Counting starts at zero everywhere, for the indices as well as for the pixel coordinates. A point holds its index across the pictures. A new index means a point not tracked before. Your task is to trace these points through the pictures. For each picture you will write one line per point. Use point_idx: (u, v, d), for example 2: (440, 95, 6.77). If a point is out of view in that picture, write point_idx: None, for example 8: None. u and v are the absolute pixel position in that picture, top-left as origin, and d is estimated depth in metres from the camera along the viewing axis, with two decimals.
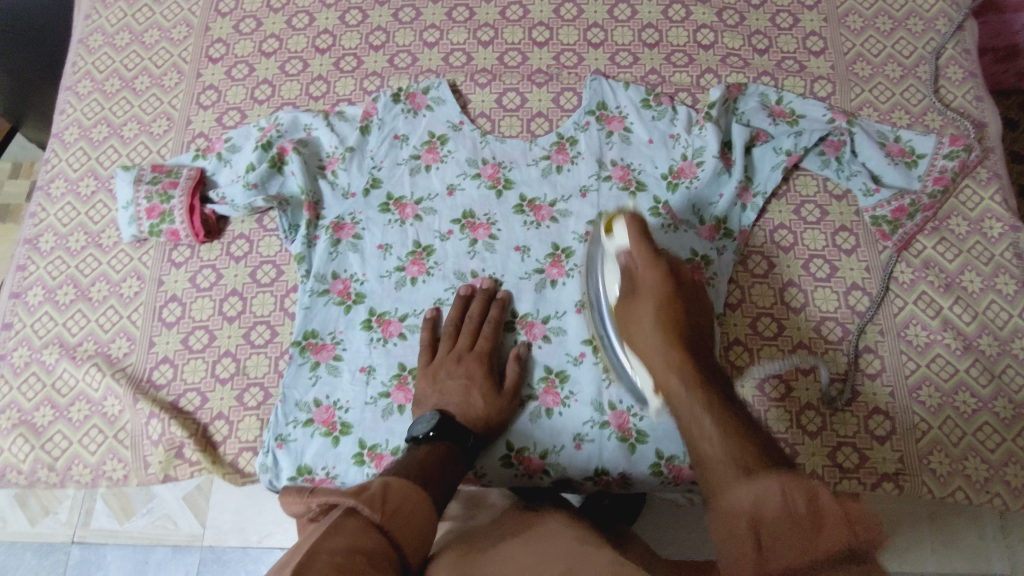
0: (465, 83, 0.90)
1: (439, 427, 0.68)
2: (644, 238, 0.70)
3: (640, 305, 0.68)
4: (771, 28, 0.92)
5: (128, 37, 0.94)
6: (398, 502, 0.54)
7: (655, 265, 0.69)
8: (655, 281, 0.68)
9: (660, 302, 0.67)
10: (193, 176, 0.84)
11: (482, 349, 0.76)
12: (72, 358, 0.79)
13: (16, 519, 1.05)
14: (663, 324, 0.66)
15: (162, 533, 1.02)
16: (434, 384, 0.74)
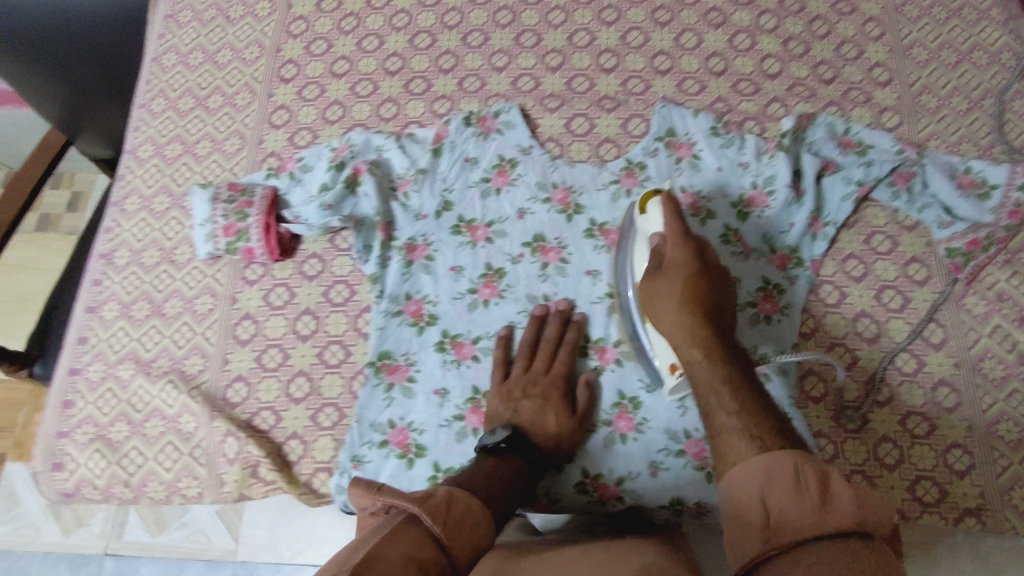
0: (536, 108, 0.91)
1: (512, 441, 0.69)
2: (678, 219, 0.68)
3: (664, 279, 0.67)
4: (836, 58, 0.93)
5: (201, 57, 0.96)
6: (458, 518, 0.51)
7: (683, 243, 0.67)
8: (683, 257, 0.66)
9: (687, 280, 0.65)
10: (267, 195, 0.85)
11: (558, 372, 0.77)
12: (147, 374, 0.80)
13: (51, 528, 1.15)
14: (686, 305, 0.64)
15: (197, 548, 1.06)
16: (508, 403, 0.74)
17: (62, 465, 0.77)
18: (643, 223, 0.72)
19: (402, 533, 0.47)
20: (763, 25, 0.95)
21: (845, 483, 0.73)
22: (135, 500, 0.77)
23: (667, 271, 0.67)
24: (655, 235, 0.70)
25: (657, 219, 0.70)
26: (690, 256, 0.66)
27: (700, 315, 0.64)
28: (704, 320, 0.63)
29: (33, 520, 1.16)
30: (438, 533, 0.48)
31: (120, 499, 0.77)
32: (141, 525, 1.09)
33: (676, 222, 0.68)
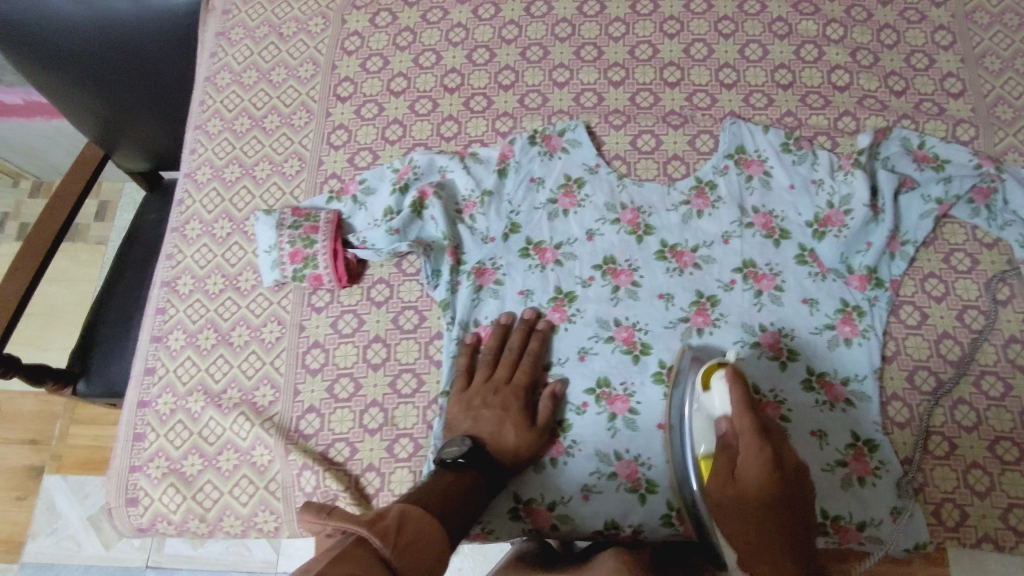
0: (600, 124, 0.89)
1: (474, 457, 0.68)
2: (747, 408, 0.61)
3: (742, 491, 0.61)
4: (906, 68, 0.91)
5: (256, 75, 0.96)
6: (410, 539, 0.52)
7: (758, 453, 0.61)
8: (761, 470, 0.60)
9: (764, 502, 0.59)
10: (332, 219, 0.83)
11: (520, 382, 0.75)
12: (218, 406, 0.79)
13: (92, 543, 1.31)
14: (764, 513, 0.59)
15: (240, 559, 1.26)
16: (468, 413, 0.73)
17: (137, 499, 0.76)
18: (707, 400, 0.66)
19: (356, 556, 0.48)
20: (830, 35, 0.93)
21: (935, 512, 0.72)
22: (211, 533, 0.76)
23: (743, 472, 0.61)
24: (723, 418, 0.64)
25: (721, 397, 0.64)
26: (769, 474, 0.60)
27: (778, 527, 0.59)
28: (779, 521, 0.59)
29: (74, 533, 1.32)
30: (391, 557, 0.49)
31: (196, 533, 0.76)
32: (183, 540, 1.28)
33: (746, 401, 0.62)
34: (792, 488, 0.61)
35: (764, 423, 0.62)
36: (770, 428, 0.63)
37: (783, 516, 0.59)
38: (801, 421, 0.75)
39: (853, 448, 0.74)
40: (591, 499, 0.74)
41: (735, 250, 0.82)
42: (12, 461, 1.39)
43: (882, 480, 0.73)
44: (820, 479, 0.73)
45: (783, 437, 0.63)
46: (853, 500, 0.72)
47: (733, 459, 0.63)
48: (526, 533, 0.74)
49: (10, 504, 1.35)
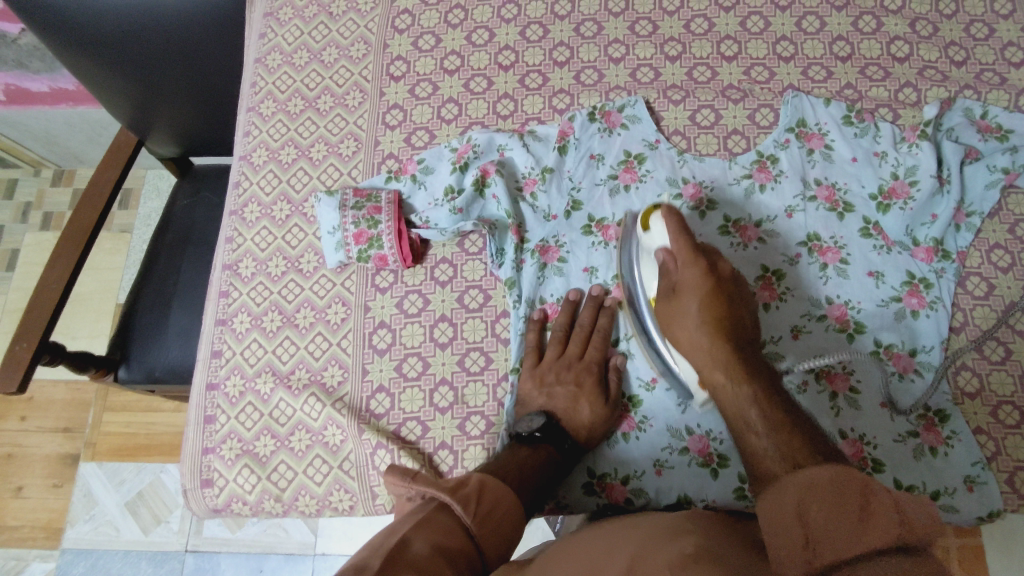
0: (658, 100, 0.89)
1: (549, 431, 0.70)
2: (682, 231, 0.69)
3: (682, 300, 0.69)
4: (966, 39, 0.90)
5: (307, 56, 0.96)
6: (490, 508, 0.54)
7: (695, 264, 0.68)
8: (696, 276, 0.68)
9: (704, 300, 0.67)
10: (393, 199, 0.83)
11: (592, 358, 0.76)
12: (288, 387, 0.79)
13: (131, 528, 1.31)
14: (705, 313, 0.67)
15: (277, 542, 1.27)
16: (543, 389, 0.75)
17: (212, 481, 0.77)
18: (648, 240, 0.74)
19: (436, 522, 0.50)
20: (888, 5, 0.92)
21: (1010, 480, 0.72)
22: (285, 512, 0.77)
23: (685, 297, 0.69)
24: (662, 250, 0.71)
25: (661, 234, 0.72)
26: (703, 278, 0.68)
27: (720, 332, 0.66)
28: (724, 332, 0.66)
29: (112, 518, 1.32)
30: (469, 525, 0.51)
31: (270, 512, 0.77)
32: (219, 523, 1.29)
33: (680, 225, 0.69)
34: (728, 297, 0.68)
35: (704, 248, 0.70)
36: (708, 250, 0.70)
37: (723, 323, 0.66)
38: (870, 393, 0.75)
39: (924, 419, 0.74)
40: (664, 474, 0.73)
41: (799, 223, 0.81)
42: (48, 449, 1.39)
43: (954, 450, 0.73)
44: (892, 449, 0.73)
45: (715, 252, 0.71)
46: (926, 469, 0.72)
47: (674, 283, 0.70)
48: (601, 507, 0.74)
49: (47, 491, 1.36)
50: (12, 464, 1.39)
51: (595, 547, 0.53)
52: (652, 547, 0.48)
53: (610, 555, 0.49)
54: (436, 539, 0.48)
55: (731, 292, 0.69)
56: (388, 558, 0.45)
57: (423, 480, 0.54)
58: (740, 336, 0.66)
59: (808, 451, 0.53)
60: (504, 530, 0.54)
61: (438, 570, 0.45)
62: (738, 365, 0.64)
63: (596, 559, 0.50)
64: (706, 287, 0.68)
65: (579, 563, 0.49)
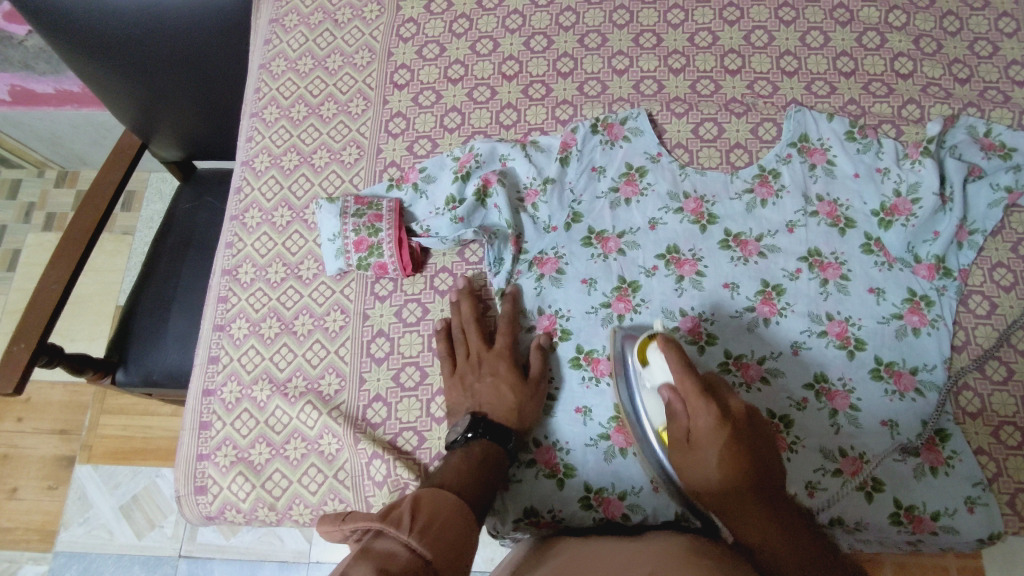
0: (661, 112, 0.89)
1: (479, 426, 0.70)
2: (686, 371, 0.62)
3: (700, 452, 0.61)
4: (970, 56, 0.90)
5: (311, 62, 0.96)
6: (428, 519, 0.51)
7: (706, 410, 0.61)
8: (710, 423, 0.61)
9: (723, 451, 0.60)
10: (394, 208, 0.83)
11: (503, 343, 0.76)
12: (285, 394, 0.79)
13: (124, 532, 1.31)
14: (726, 456, 0.59)
15: (271, 549, 1.26)
16: (467, 391, 0.74)
17: (206, 488, 0.77)
18: (649, 373, 0.69)
19: (377, 548, 0.46)
20: (892, 22, 0.92)
21: (1010, 502, 0.72)
22: (279, 521, 0.77)
23: (703, 449, 0.61)
24: (666, 387, 0.66)
25: (663, 369, 0.67)
26: (718, 424, 0.60)
27: (746, 478, 0.58)
28: (752, 482, 0.58)
29: (106, 522, 1.32)
30: (411, 539, 0.48)
31: (263, 521, 0.77)
32: (213, 530, 1.29)
33: (682, 362, 0.63)
34: (746, 437, 0.61)
35: (709, 382, 0.63)
36: (714, 384, 0.64)
37: (747, 470, 0.59)
38: (871, 410, 0.74)
39: (926, 438, 0.73)
40: (662, 490, 0.73)
41: (801, 239, 0.81)
42: (43, 451, 1.39)
43: (955, 470, 0.72)
44: (892, 468, 0.72)
45: (722, 384, 0.64)
46: (927, 489, 0.72)
47: (684, 428, 0.63)
48: (598, 523, 0.73)
49: (42, 493, 1.35)
50: (7, 466, 1.38)
51: (608, 563, 0.55)
52: (666, 564, 0.51)
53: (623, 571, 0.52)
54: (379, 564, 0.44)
55: (747, 431, 0.61)
56: None
57: (352, 517, 0.50)
58: (768, 477, 0.60)
59: None
60: (459, 549, 0.51)
61: None
62: (774, 526, 0.57)
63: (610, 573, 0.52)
64: (727, 434, 0.60)
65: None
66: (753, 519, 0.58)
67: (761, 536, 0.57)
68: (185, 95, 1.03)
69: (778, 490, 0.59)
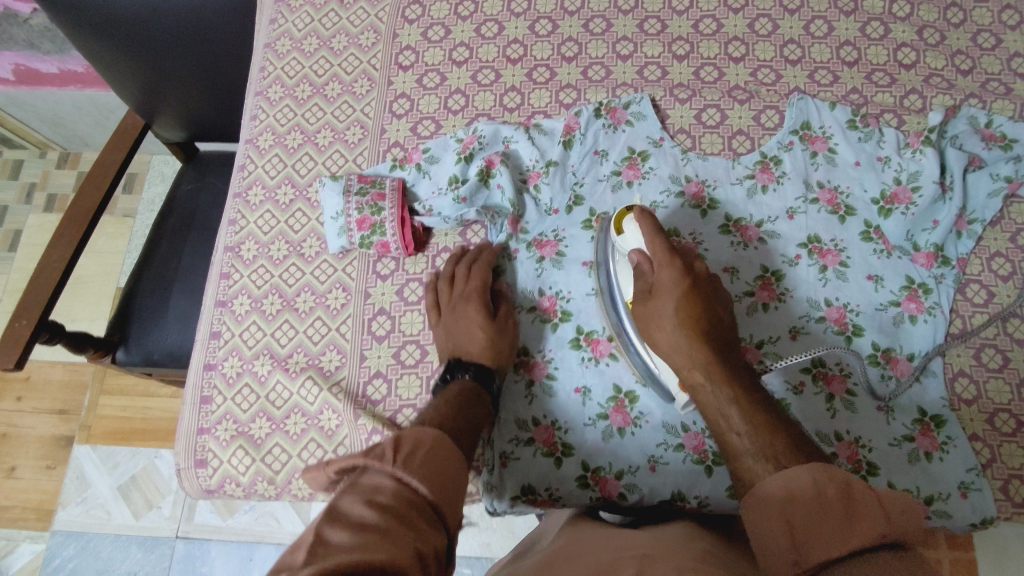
0: (665, 98, 0.89)
1: (460, 368, 0.72)
2: (658, 232, 0.67)
3: (659, 302, 0.67)
4: (973, 48, 0.90)
5: (316, 43, 0.96)
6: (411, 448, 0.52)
7: (670, 265, 0.67)
8: (672, 280, 0.67)
9: (682, 301, 0.66)
10: (397, 187, 0.84)
11: (476, 284, 0.78)
12: (285, 370, 0.79)
13: (122, 511, 1.31)
14: (682, 311, 0.66)
15: (267, 529, 1.27)
16: (448, 336, 0.76)
17: (206, 461, 0.78)
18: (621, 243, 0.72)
19: (363, 484, 0.48)
20: (897, 12, 0.92)
21: (1003, 488, 0.73)
22: (278, 495, 0.78)
23: (661, 300, 0.67)
24: (637, 252, 0.70)
25: (636, 237, 0.70)
26: (680, 279, 0.67)
27: (699, 332, 0.65)
28: (705, 335, 0.65)
29: (104, 501, 1.32)
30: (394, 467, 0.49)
31: (263, 495, 0.77)
32: (211, 510, 1.29)
33: (656, 229, 0.68)
34: (704, 297, 0.68)
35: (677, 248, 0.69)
36: (682, 252, 0.69)
37: (699, 323, 0.66)
38: (867, 396, 0.75)
39: (920, 423, 0.74)
40: (658, 470, 0.73)
41: (801, 225, 0.82)
42: (42, 429, 1.39)
43: (950, 455, 0.73)
44: (887, 453, 0.73)
45: (688, 253, 0.70)
46: (921, 474, 0.72)
47: (649, 285, 0.69)
48: (595, 501, 0.74)
49: (40, 471, 1.36)
50: (6, 444, 1.39)
51: (604, 547, 0.55)
52: (661, 552, 0.51)
53: (617, 557, 0.52)
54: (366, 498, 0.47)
55: (705, 290, 0.68)
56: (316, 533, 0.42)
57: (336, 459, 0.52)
58: (720, 334, 0.66)
59: (791, 453, 0.53)
60: (450, 476, 0.53)
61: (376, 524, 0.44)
62: (718, 369, 0.63)
63: (604, 558, 0.52)
64: (685, 287, 0.67)
65: (588, 562, 0.52)
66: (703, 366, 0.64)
67: (704, 376, 0.63)
68: (189, 75, 1.03)
69: (725, 340, 0.66)
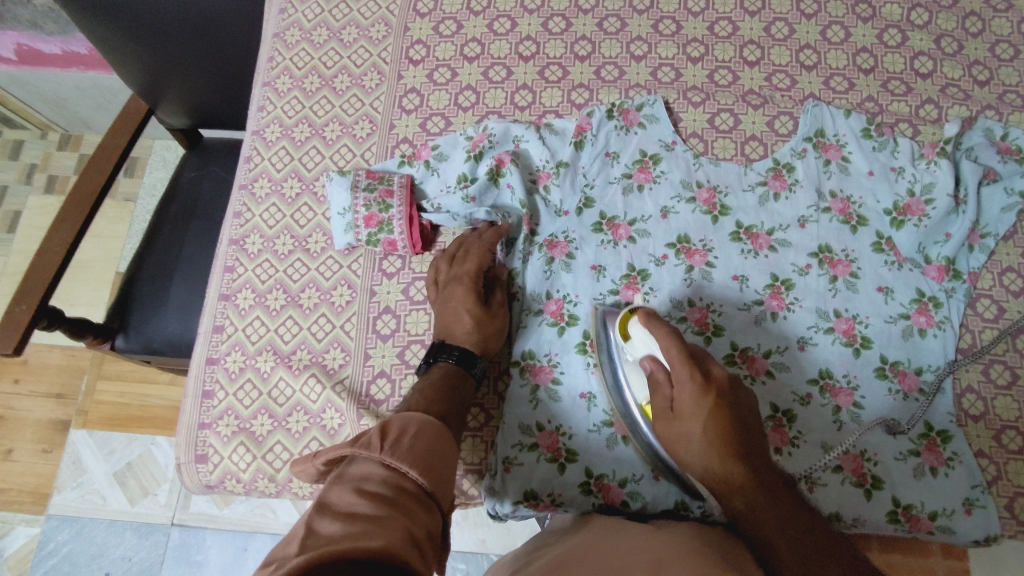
0: (678, 100, 0.88)
1: (444, 352, 0.73)
2: (673, 340, 0.64)
3: (684, 422, 0.62)
4: (991, 58, 0.89)
5: (326, 34, 0.95)
6: (398, 437, 0.54)
7: (690, 375, 0.62)
8: (693, 396, 0.62)
9: (707, 415, 0.61)
10: (405, 184, 0.82)
11: (466, 267, 0.77)
12: (288, 366, 0.79)
13: (118, 498, 1.31)
14: (708, 423, 0.61)
15: (263, 520, 1.26)
16: (437, 314, 0.77)
17: (206, 456, 0.77)
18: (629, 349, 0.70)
19: (352, 474, 0.51)
20: (915, 20, 0.91)
21: (1008, 505, 0.72)
22: (279, 492, 0.77)
23: (683, 416, 0.63)
24: (649, 358, 0.67)
25: (642, 342, 0.68)
26: (700, 393, 0.62)
27: (728, 441, 0.60)
28: (735, 444, 0.60)
29: (99, 487, 1.32)
30: (381, 455, 0.52)
31: (263, 491, 0.77)
32: (207, 499, 1.29)
33: (670, 333, 0.65)
34: (730, 403, 0.62)
35: (695, 353, 0.65)
36: (700, 354, 0.65)
37: (729, 430, 0.61)
38: (874, 409, 0.75)
39: (926, 438, 0.74)
40: (662, 478, 0.73)
41: (812, 234, 0.81)
42: (39, 414, 1.39)
43: (955, 471, 0.73)
44: (892, 467, 0.73)
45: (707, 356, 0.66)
46: (925, 488, 0.72)
47: (669, 400, 0.65)
48: (597, 508, 0.73)
49: (36, 456, 1.35)
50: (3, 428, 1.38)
51: (612, 550, 0.55)
52: (671, 551, 0.51)
53: (627, 557, 0.52)
54: (356, 485, 0.49)
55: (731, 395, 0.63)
56: (311, 520, 0.44)
57: (326, 452, 0.55)
58: (749, 440, 0.61)
59: None
60: (437, 459, 0.55)
61: (366, 506, 0.46)
62: (758, 490, 0.57)
63: (612, 560, 0.52)
64: (708, 395, 0.62)
65: (593, 563, 0.52)
66: (742, 485, 0.58)
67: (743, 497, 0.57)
68: (194, 61, 1.02)
69: (756, 449, 0.61)
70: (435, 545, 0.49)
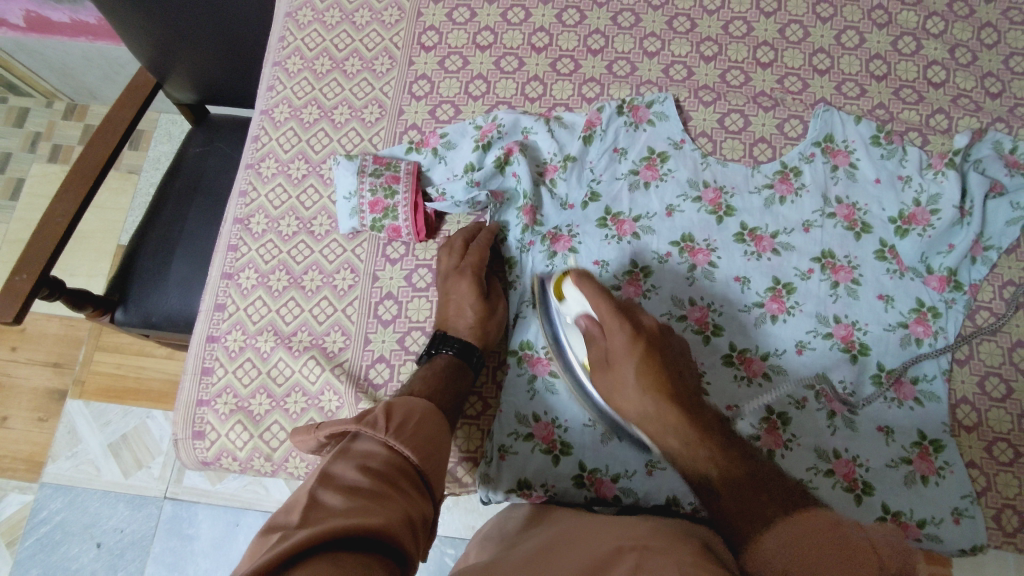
0: (689, 99, 0.88)
1: (444, 343, 0.73)
2: (602, 294, 0.67)
3: (618, 369, 0.66)
4: (1004, 70, 0.89)
5: (338, 16, 0.94)
6: (402, 420, 0.55)
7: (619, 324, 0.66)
8: (624, 345, 0.66)
9: (640, 362, 0.65)
10: (412, 170, 0.82)
11: (471, 261, 0.77)
12: (288, 347, 0.79)
13: (112, 469, 1.32)
14: (640, 373, 0.64)
15: (256, 498, 1.27)
16: (439, 304, 0.77)
17: (204, 433, 0.78)
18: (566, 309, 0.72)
19: (354, 451, 0.51)
20: (930, 28, 0.91)
21: (996, 517, 0.73)
22: (274, 472, 0.78)
23: (619, 364, 0.66)
24: (583, 316, 0.70)
25: (577, 301, 0.70)
26: (631, 341, 0.66)
27: (660, 387, 0.64)
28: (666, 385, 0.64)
29: (93, 458, 1.33)
30: (385, 437, 0.52)
31: (258, 470, 0.78)
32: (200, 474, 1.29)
33: (597, 288, 0.68)
34: (660, 353, 0.66)
35: (626, 308, 0.68)
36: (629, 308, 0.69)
37: (661, 379, 0.64)
38: (869, 415, 0.75)
39: (919, 447, 0.74)
40: (654, 475, 0.73)
41: (815, 239, 0.81)
42: (36, 382, 1.39)
43: (945, 480, 0.73)
44: (883, 473, 0.73)
45: (635, 308, 0.70)
46: (915, 496, 0.73)
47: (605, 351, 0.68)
48: (589, 501, 0.74)
49: (32, 424, 1.36)
50: None
51: (596, 534, 0.56)
52: (653, 538, 0.51)
53: (609, 541, 0.52)
54: (359, 462, 0.50)
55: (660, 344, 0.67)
56: (315, 490, 0.45)
57: (331, 425, 0.55)
58: (680, 385, 0.65)
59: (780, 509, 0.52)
60: (436, 446, 0.56)
61: (367, 484, 0.47)
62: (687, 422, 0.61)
63: (593, 544, 0.53)
64: (638, 347, 0.65)
65: (576, 548, 0.52)
66: (674, 422, 0.62)
67: (675, 434, 0.61)
68: (204, 36, 1.01)
69: (690, 391, 0.65)
70: (428, 528, 0.50)
